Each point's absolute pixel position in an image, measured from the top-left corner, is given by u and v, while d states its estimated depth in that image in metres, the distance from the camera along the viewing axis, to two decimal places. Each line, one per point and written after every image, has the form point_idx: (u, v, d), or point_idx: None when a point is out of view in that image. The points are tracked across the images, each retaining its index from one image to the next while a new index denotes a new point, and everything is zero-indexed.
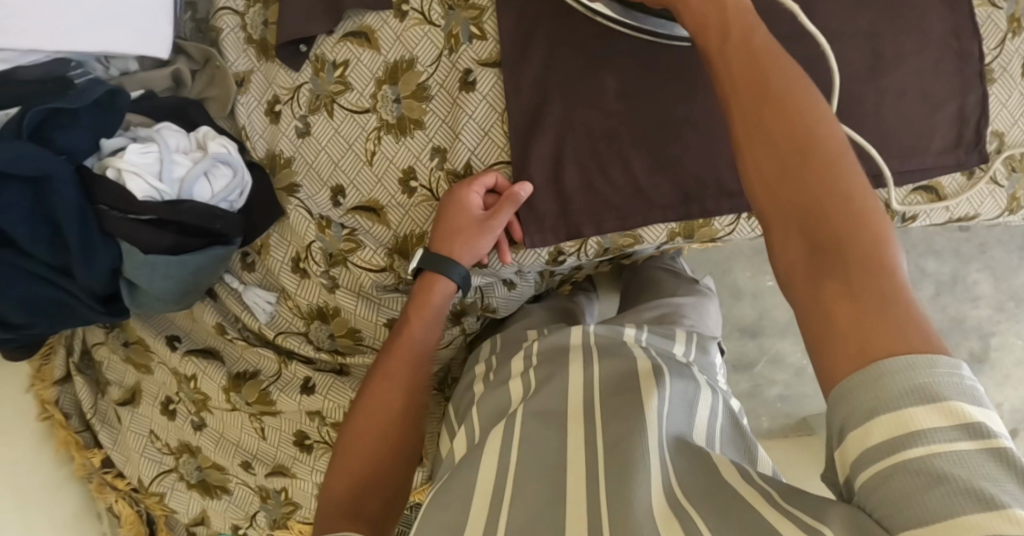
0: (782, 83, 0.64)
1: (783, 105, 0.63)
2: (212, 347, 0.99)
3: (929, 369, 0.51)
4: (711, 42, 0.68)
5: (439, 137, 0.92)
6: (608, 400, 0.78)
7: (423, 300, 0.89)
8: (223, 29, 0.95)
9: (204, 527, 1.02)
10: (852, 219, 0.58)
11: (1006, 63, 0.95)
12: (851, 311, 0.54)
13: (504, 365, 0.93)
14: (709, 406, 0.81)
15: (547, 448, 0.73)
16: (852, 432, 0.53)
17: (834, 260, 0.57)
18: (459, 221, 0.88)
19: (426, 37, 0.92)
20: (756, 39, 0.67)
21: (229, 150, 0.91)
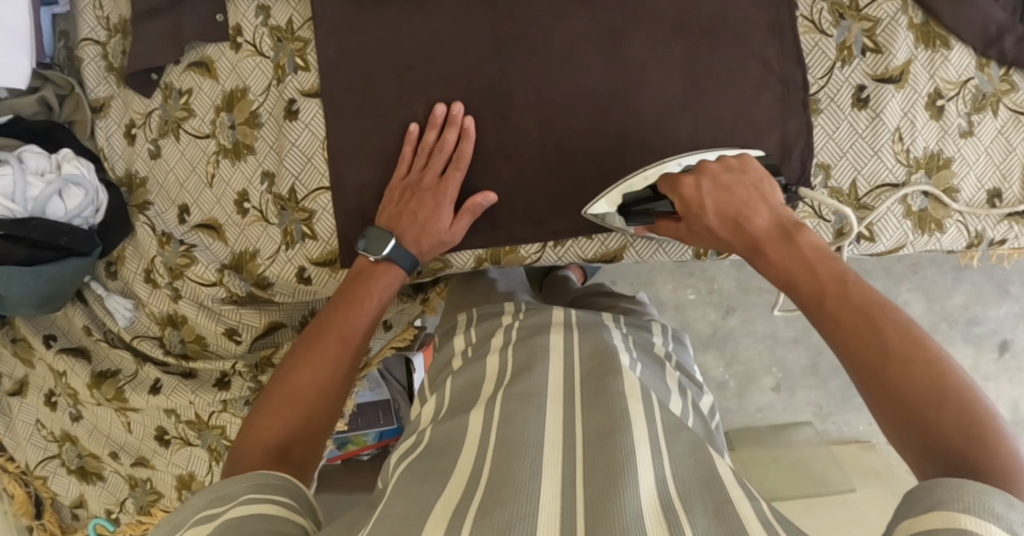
0: (874, 305, 0.68)
1: (866, 319, 0.67)
2: (83, 346, 1.09)
3: (1015, 511, 0.55)
4: (803, 291, 0.72)
5: (268, 161, 0.99)
6: (587, 383, 0.85)
7: (370, 275, 0.92)
8: (85, 58, 1.03)
9: (84, 510, 1.13)
10: (958, 411, 0.62)
11: (834, 93, 0.93)
12: (978, 488, 0.59)
13: (486, 340, 0.98)
14: (679, 403, 0.90)
15: (528, 428, 0.78)
16: (941, 512, 0.55)
17: (954, 454, 0.61)
18: (414, 201, 0.92)
19: (258, 68, 0.98)
20: (845, 281, 0.71)
21: (84, 171, 1.00)
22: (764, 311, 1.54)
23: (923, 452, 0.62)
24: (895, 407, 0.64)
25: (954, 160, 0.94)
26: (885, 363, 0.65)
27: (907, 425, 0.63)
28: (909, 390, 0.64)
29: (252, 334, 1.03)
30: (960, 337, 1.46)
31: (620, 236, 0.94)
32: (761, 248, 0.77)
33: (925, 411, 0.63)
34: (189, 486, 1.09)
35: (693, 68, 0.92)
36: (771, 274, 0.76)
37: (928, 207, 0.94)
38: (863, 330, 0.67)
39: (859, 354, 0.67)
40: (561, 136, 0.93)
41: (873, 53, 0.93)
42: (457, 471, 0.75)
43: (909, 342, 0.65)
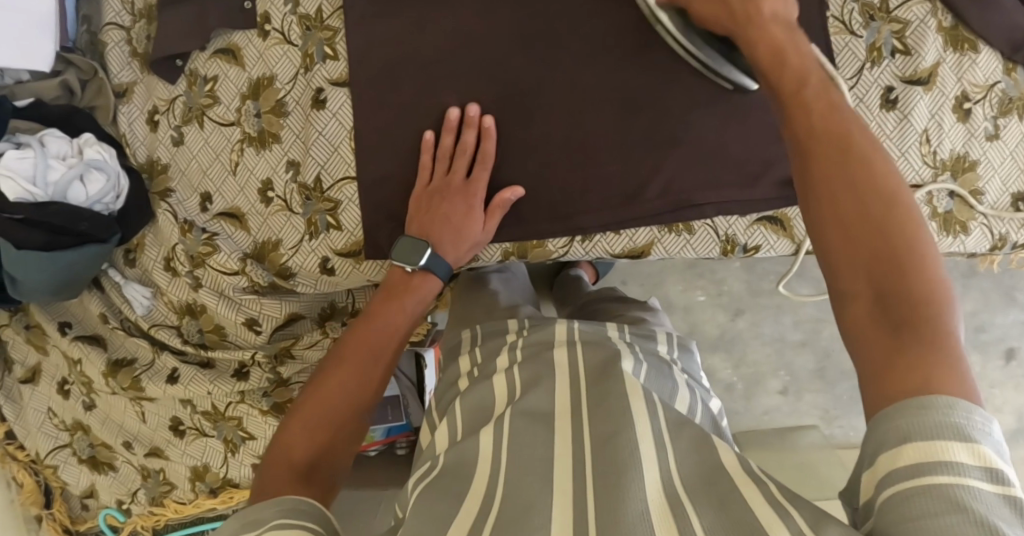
0: (861, 145, 0.67)
1: (850, 172, 0.65)
2: (98, 334, 1.07)
3: (965, 414, 0.53)
4: (788, 86, 0.73)
5: (294, 150, 0.98)
6: (592, 392, 0.84)
7: (397, 291, 0.93)
8: (109, 43, 1.02)
9: (94, 500, 1.12)
10: (909, 272, 0.61)
11: (863, 94, 0.93)
12: (913, 367, 0.57)
13: (491, 359, 0.96)
14: (685, 403, 0.91)
15: (529, 449, 0.77)
16: (886, 452, 0.55)
17: (894, 306, 0.60)
18: (442, 204, 0.92)
19: (286, 56, 0.97)
20: (839, 113, 0.70)
21: (106, 156, 0.99)
22: (771, 314, 1.55)
23: (869, 304, 0.61)
24: (849, 249, 0.63)
25: (980, 163, 0.94)
26: (874, 231, 0.62)
27: (858, 275, 0.62)
28: (883, 244, 0.62)
29: (273, 325, 1.02)
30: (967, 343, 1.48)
31: (650, 231, 0.95)
32: (756, 21, 0.78)
33: (879, 259, 0.62)
34: (202, 477, 1.08)
35: (725, 65, 0.92)
36: (760, 45, 0.77)
37: (953, 208, 0.95)
38: (872, 210, 0.63)
39: (850, 211, 0.64)
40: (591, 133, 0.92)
41: (902, 55, 0.93)
42: (469, 492, 0.74)
43: (886, 208, 0.63)
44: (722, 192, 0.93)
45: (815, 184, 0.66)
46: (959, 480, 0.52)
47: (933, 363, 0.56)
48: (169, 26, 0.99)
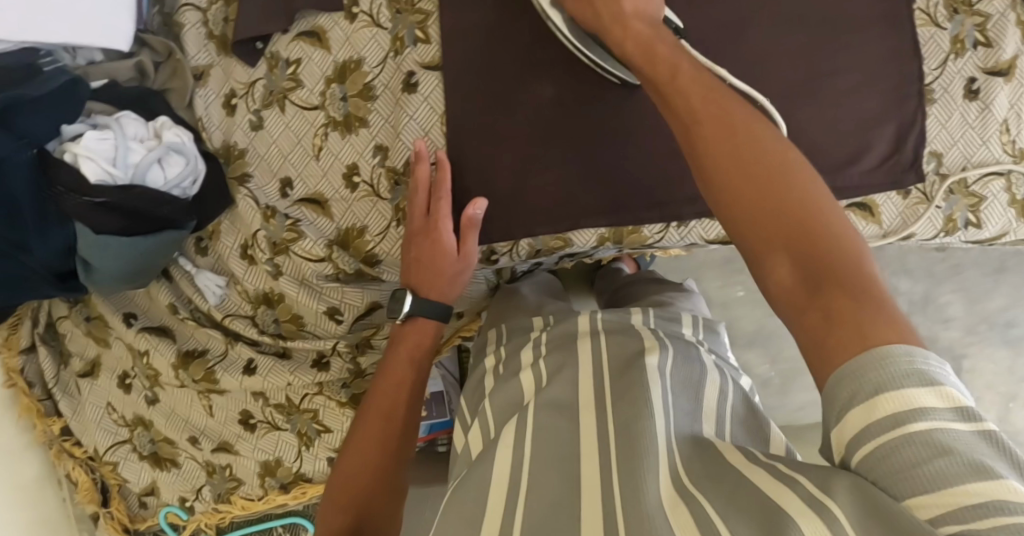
0: (768, 148, 0.68)
1: (771, 180, 0.66)
2: (166, 326, 1.03)
3: (908, 363, 0.55)
4: (674, 92, 0.74)
5: (382, 135, 0.96)
6: (616, 385, 0.81)
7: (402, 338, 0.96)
8: (185, 24, 0.99)
9: (154, 498, 1.08)
10: (845, 251, 0.63)
11: (947, 84, 0.96)
12: (846, 330, 0.58)
13: (514, 355, 0.94)
14: (716, 386, 0.82)
15: (560, 442, 0.76)
16: (855, 408, 0.56)
17: (825, 292, 0.61)
18: (414, 247, 0.94)
19: (374, 39, 0.96)
20: (732, 107, 0.71)
21: (184, 140, 0.95)
22: None
23: (800, 285, 0.62)
24: (791, 250, 0.64)
25: None
26: (827, 253, 0.63)
27: (794, 264, 0.63)
28: (836, 270, 0.62)
29: (354, 314, 1.00)
30: (998, 338, 1.53)
31: None
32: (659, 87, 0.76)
33: (815, 249, 0.63)
34: (273, 472, 1.05)
35: (812, 53, 0.95)
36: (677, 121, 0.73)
37: None
38: (818, 229, 0.64)
39: (810, 237, 0.64)
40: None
41: (984, 47, 0.95)
42: (574, 470, 0.72)
43: (811, 205, 0.65)
44: None
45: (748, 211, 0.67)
46: (936, 426, 0.53)
47: (847, 331, 0.58)
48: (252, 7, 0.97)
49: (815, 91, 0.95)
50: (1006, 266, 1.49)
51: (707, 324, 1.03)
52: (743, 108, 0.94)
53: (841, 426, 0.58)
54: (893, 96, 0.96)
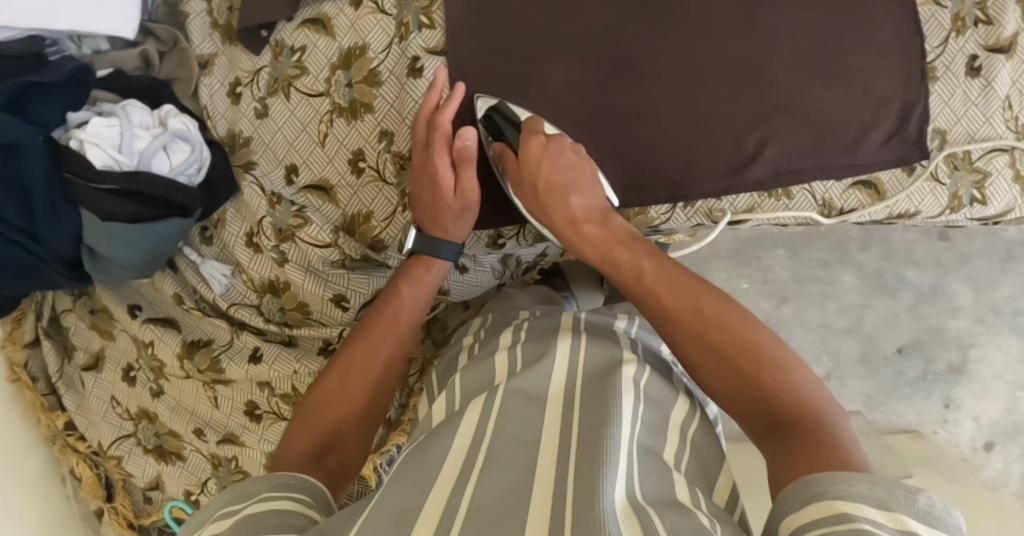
0: (723, 330, 0.78)
1: (706, 331, 0.78)
2: (171, 317, 1.03)
3: (867, 484, 0.60)
4: (626, 275, 0.86)
5: (387, 120, 0.96)
6: (591, 386, 0.82)
7: (416, 275, 0.94)
8: (190, 14, 1.00)
9: (159, 492, 1.06)
10: (789, 383, 0.74)
11: (949, 62, 0.96)
12: (814, 451, 0.67)
13: (493, 338, 0.96)
14: (681, 417, 0.83)
15: (516, 424, 0.76)
16: (817, 503, 0.61)
17: (791, 432, 0.71)
18: (417, 186, 0.93)
19: (378, 25, 0.96)
20: (665, 268, 0.84)
21: (190, 127, 0.96)
22: (816, 300, 1.59)
23: (764, 431, 0.73)
24: (742, 390, 0.75)
25: None
26: (754, 368, 0.75)
27: (742, 403, 0.75)
28: (754, 362, 0.75)
29: (361, 301, 0.99)
30: (1005, 327, 1.57)
31: (749, 196, 0.95)
32: (579, 225, 0.91)
33: (766, 403, 0.74)
34: None
35: (822, 34, 0.94)
36: (592, 253, 0.90)
37: None
38: (729, 337, 0.77)
39: (737, 377, 0.75)
40: (695, 103, 0.93)
41: (984, 25, 0.96)
42: (546, 453, 0.73)
43: (744, 376, 0.75)
44: (822, 156, 0.95)
45: (691, 352, 0.79)
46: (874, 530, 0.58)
47: (819, 455, 0.67)
48: None
49: (826, 71, 0.94)
50: (1011, 256, 1.56)
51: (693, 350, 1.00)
52: (755, 89, 0.93)
53: (787, 520, 0.62)
54: (900, 75, 0.95)
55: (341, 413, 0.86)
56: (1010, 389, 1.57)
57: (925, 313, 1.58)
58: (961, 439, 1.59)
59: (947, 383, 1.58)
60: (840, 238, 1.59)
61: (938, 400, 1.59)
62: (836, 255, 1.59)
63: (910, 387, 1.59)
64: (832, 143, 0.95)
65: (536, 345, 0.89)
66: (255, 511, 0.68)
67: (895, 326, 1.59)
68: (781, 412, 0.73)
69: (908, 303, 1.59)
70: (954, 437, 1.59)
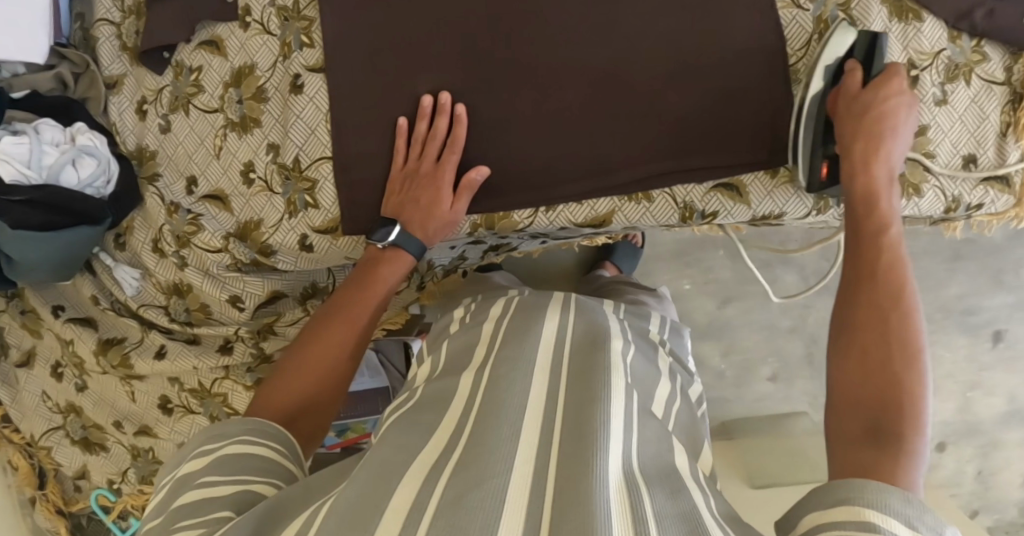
0: (897, 318, 0.77)
1: (881, 311, 0.78)
2: (91, 317, 1.11)
3: (903, 501, 0.61)
4: (858, 258, 0.83)
5: (274, 134, 1.03)
6: (576, 357, 0.89)
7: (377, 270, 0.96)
8: (101, 38, 1.08)
9: (86, 481, 1.15)
10: (906, 388, 0.73)
11: (812, 64, 0.98)
12: (871, 458, 0.68)
13: (484, 310, 1.04)
14: (667, 389, 0.93)
15: (513, 394, 0.81)
16: (836, 508, 0.61)
17: (881, 424, 0.71)
18: (417, 191, 0.97)
19: (265, 46, 1.03)
20: (886, 240, 0.83)
21: (97, 143, 1.04)
22: (760, 301, 1.62)
23: (857, 430, 0.72)
24: (864, 376, 0.75)
25: (930, 126, 0.99)
26: (867, 352, 0.76)
27: (857, 396, 0.74)
28: (884, 355, 0.75)
29: (256, 302, 1.07)
30: (955, 326, 1.56)
31: (609, 200, 0.99)
32: (864, 167, 0.88)
33: (856, 394, 0.74)
34: None
35: (680, 40, 0.96)
36: (858, 206, 0.87)
37: (905, 172, 1.00)
38: (880, 313, 0.78)
39: (856, 358, 0.76)
40: (554, 111, 0.97)
41: (849, 25, 0.98)
42: (475, 424, 0.78)
43: (908, 354, 0.74)
44: (683, 158, 0.97)
45: (847, 334, 0.78)
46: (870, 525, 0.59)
47: (882, 461, 0.68)
48: (156, 19, 1.05)
49: (684, 77, 0.96)
50: (960, 254, 1.54)
51: (674, 327, 1.19)
52: (614, 96, 0.97)
53: (819, 512, 0.62)
54: (763, 79, 0.97)
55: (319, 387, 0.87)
56: (962, 389, 1.57)
57: None
58: None
59: None
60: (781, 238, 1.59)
61: None
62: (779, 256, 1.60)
63: None
64: (695, 145, 0.97)
65: (523, 318, 0.96)
66: (234, 455, 0.76)
67: None
68: (884, 403, 0.72)
69: None
70: None
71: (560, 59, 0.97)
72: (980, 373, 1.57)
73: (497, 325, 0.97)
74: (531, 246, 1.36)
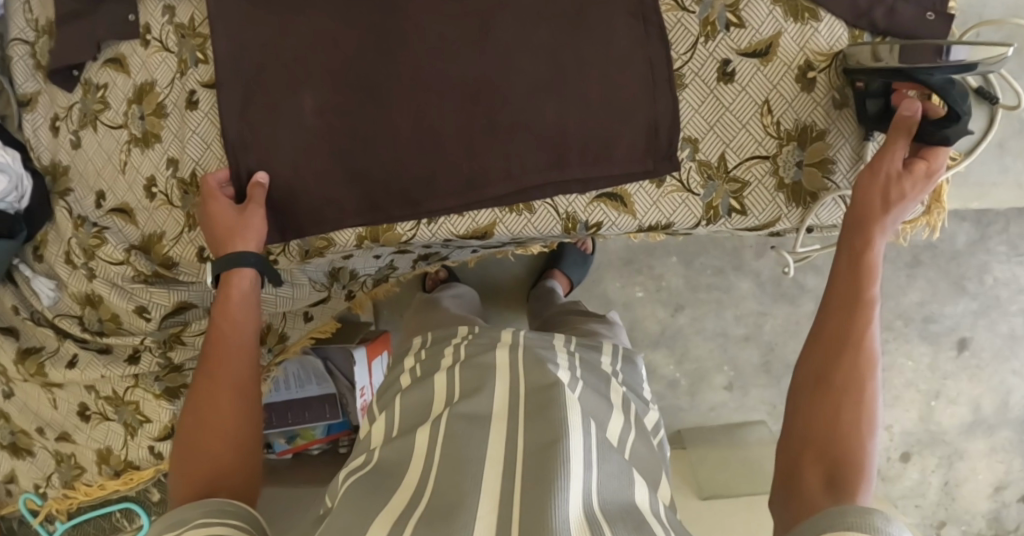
0: (856, 336, 0.83)
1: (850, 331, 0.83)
2: (13, 326, 1.15)
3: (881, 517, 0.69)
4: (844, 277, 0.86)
5: (173, 148, 1.05)
6: (527, 398, 0.94)
7: (227, 294, 0.98)
8: (15, 56, 1.11)
9: (15, 485, 1.20)
10: (854, 413, 0.80)
11: (698, 69, 0.96)
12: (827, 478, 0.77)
13: (437, 356, 1.09)
14: (619, 420, 0.99)
15: (470, 445, 0.88)
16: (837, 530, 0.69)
17: (837, 445, 0.78)
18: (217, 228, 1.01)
19: (164, 63, 1.05)
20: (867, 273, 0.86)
21: (10, 159, 1.07)
22: (712, 309, 1.58)
23: (814, 445, 0.79)
24: (830, 392, 0.81)
25: (828, 131, 0.96)
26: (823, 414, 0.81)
27: (817, 415, 0.81)
28: (845, 376, 0.82)
29: (162, 313, 1.09)
30: (916, 335, 1.53)
31: (490, 211, 0.98)
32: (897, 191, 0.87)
33: (836, 414, 0.80)
34: (107, 460, 1.15)
35: (554, 47, 0.95)
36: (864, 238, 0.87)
37: (801, 180, 0.96)
38: (833, 385, 0.81)
39: (818, 410, 0.81)
40: (431, 124, 0.97)
41: (737, 28, 0.95)
42: (427, 488, 0.85)
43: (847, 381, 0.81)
44: (562, 169, 0.96)
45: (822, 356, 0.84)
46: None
47: (832, 481, 0.77)
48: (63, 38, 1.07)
49: (559, 85, 0.95)
50: (919, 261, 1.50)
51: (627, 356, 1.21)
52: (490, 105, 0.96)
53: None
54: (644, 86, 0.95)
55: (216, 446, 0.90)
56: (924, 398, 1.56)
57: None
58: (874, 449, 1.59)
59: None
60: (733, 244, 1.55)
61: None
62: (731, 262, 1.55)
63: None
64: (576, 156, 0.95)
65: (477, 372, 0.99)
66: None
67: (796, 335, 1.56)
68: (842, 423, 0.80)
69: (809, 309, 1.55)
70: None
71: (437, 71, 0.97)
72: (942, 382, 1.54)
73: (453, 373, 1.01)
74: (463, 253, 1.35)
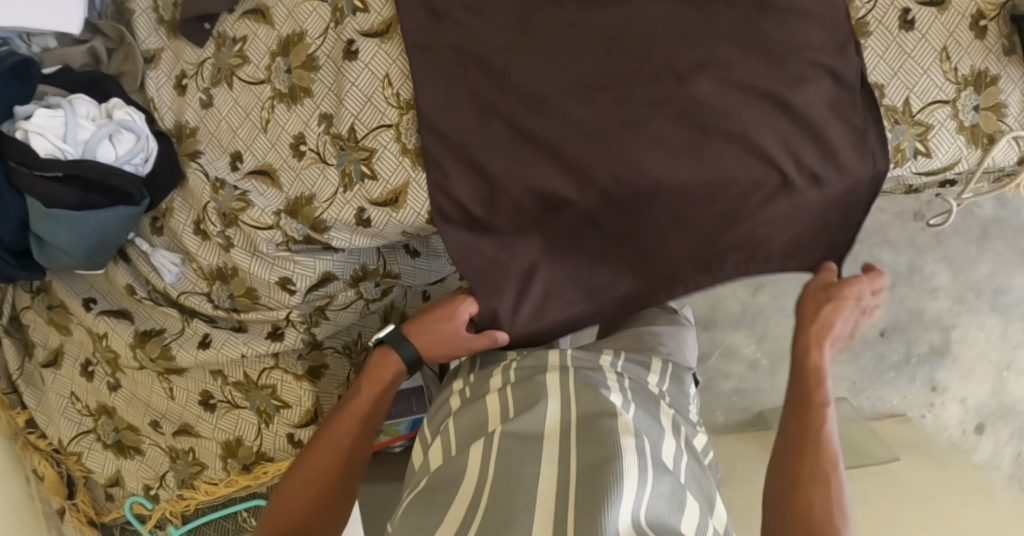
0: (817, 420, 0.84)
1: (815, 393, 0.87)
2: (125, 309, 1.04)
3: None
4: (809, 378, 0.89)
5: (326, 103, 0.98)
6: (582, 419, 0.80)
7: (376, 372, 0.97)
8: (136, 10, 1.02)
9: (119, 488, 1.07)
10: (813, 463, 0.81)
11: (882, 16, 0.97)
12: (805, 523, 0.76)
13: (483, 381, 0.93)
14: (671, 449, 0.81)
15: (525, 463, 0.76)
16: None
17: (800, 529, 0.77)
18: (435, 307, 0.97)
19: (315, 13, 0.98)
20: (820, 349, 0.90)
21: (135, 118, 0.98)
22: (792, 286, 1.59)
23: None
24: (809, 445, 0.82)
25: (1000, 77, 0.97)
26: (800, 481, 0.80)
27: (805, 474, 0.80)
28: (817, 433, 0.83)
29: (307, 284, 1.00)
30: (987, 306, 1.60)
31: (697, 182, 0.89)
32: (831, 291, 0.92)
33: (804, 462, 0.81)
34: (235, 453, 1.04)
35: (749, 33, 0.84)
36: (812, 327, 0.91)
37: (979, 123, 0.97)
38: (812, 454, 0.82)
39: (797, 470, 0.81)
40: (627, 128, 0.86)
41: None
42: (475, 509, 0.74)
43: (819, 451, 0.82)
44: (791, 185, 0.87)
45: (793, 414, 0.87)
46: None
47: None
48: None
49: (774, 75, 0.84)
50: (988, 233, 1.57)
51: (678, 373, 1.01)
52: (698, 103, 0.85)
53: None
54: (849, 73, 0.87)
55: (306, 492, 0.91)
56: (996, 369, 1.62)
57: (903, 296, 1.60)
58: (949, 423, 1.66)
59: (930, 367, 1.63)
60: None
61: (925, 383, 1.64)
62: None
63: (893, 370, 1.64)
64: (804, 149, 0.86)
65: (531, 389, 0.86)
66: None
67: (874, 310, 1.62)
68: (800, 476, 0.80)
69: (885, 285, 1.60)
70: (941, 421, 1.66)
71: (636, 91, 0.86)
72: (1013, 352, 1.61)
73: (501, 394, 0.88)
74: None
